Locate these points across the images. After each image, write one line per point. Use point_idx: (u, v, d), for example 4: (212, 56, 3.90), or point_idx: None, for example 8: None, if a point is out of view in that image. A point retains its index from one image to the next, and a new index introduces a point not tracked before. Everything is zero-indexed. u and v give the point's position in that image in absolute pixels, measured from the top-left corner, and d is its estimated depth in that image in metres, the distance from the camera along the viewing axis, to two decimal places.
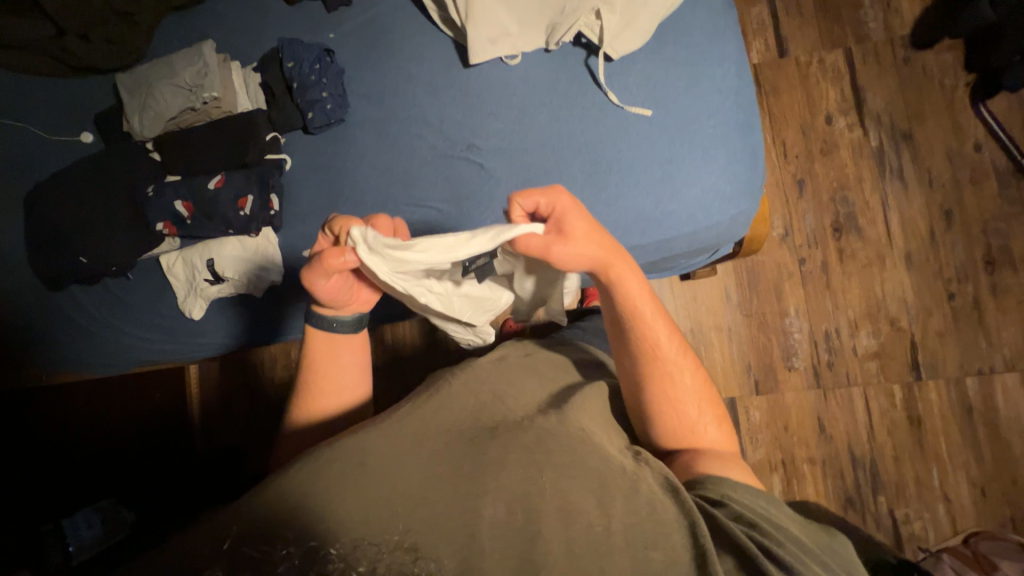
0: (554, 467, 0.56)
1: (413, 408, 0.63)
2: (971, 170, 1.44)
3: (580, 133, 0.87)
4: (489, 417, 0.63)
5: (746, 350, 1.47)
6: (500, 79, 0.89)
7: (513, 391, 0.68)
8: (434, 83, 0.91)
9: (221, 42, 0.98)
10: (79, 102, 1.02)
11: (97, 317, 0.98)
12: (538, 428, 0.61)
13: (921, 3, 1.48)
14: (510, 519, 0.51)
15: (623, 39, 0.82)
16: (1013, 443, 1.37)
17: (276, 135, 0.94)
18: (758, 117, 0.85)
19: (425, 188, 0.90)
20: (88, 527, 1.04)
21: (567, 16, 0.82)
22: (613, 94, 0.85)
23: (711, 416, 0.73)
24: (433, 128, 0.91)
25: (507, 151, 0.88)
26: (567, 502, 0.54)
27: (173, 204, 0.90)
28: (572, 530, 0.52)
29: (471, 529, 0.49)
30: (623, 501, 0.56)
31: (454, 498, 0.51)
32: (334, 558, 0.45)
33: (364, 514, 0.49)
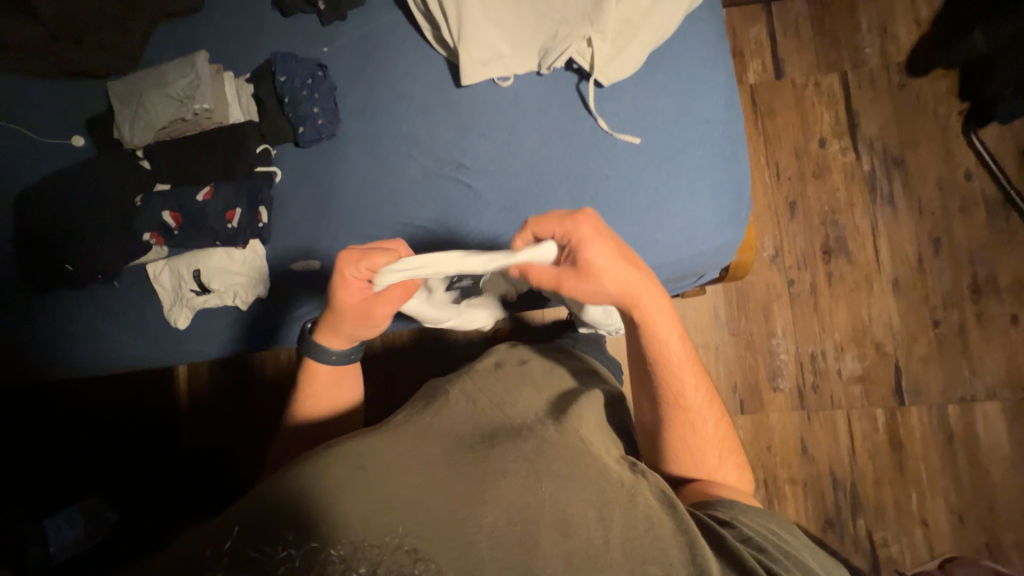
0: (553, 476, 0.56)
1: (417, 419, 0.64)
2: (961, 199, 1.45)
3: (569, 158, 0.87)
4: (490, 427, 0.64)
5: (732, 369, 1.48)
6: (491, 101, 0.90)
7: (514, 403, 0.69)
8: (426, 102, 0.92)
9: (216, 52, 0.98)
10: (70, 105, 1.00)
11: (80, 323, 0.97)
12: (536, 439, 0.61)
13: (917, 31, 1.49)
14: (509, 530, 0.51)
15: (614, 67, 0.83)
16: (992, 471, 1.39)
17: (267, 147, 0.94)
18: (745, 149, 0.86)
19: (413, 206, 0.91)
20: (70, 527, 0.97)
21: (559, 42, 0.82)
22: (602, 121, 0.86)
23: (733, 465, 0.74)
24: (424, 147, 0.91)
25: (495, 172, 0.89)
26: (565, 512, 0.54)
27: (162, 215, 0.91)
28: (570, 542, 0.52)
29: (470, 537, 0.49)
30: (621, 517, 0.56)
31: (454, 504, 0.52)
32: (334, 559, 0.45)
33: (364, 516, 0.48)
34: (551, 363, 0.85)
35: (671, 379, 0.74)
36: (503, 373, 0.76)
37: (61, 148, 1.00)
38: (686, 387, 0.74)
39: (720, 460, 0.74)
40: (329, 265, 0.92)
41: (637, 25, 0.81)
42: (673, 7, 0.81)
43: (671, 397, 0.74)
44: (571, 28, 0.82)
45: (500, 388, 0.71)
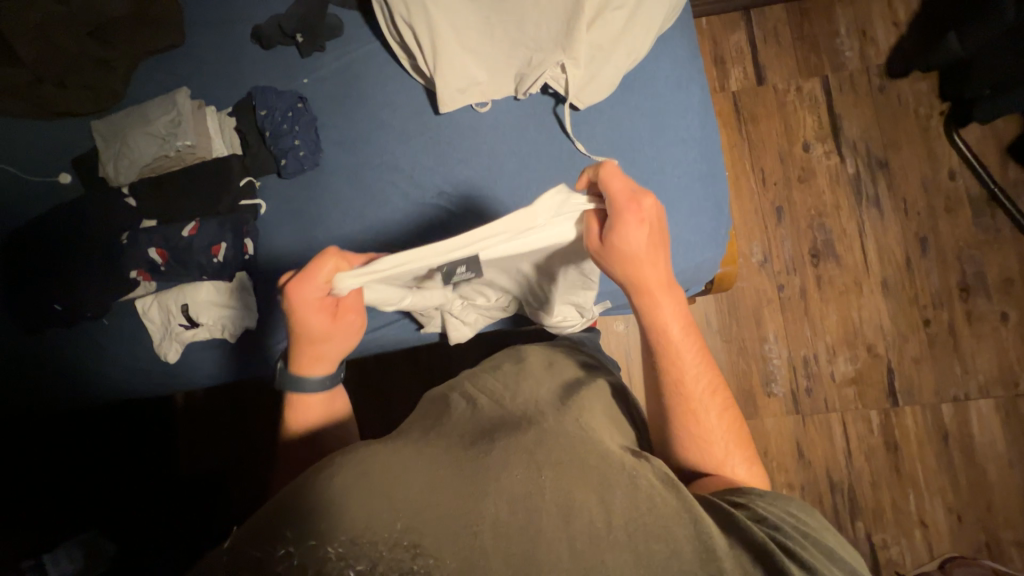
0: (554, 464, 0.53)
1: (421, 428, 0.62)
2: (946, 198, 1.46)
3: (549, 181, 0.88)
4: (490, 423, 0.61)
5: (726, 375, 1.48)
6: (469, 127, 0.91)
7: (517, 396, 0.67)
8: (406, 130, 0.93)
9: (199, 87, 0.99)
10: (55, 143, 1.02)
11: (72, 360, 0.98)
12: (536, 428, 0.59)
13: (896, 33, 1.50)
14: (512, 521, 0.47)
15: (589, 91, 0.84)
16: (988, 469, 1.39)
17: (251, 179, 0.95)
18: (723, 167, 0.87)
19: (396, 234, 0.92)
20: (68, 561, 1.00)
21: (534, 68, 0.83)
22: (580, 144, 0.87)
23: (740, 458, 0.70)
24: (405, 174, 0.92)
25: (476, 197, 0.90)
26: (567, 496, 0.50)
27: (148, 252, 0.91)
28: (574, 528, 0.48)
29: (472, 531, 0.46)
30: (625, 498, 0.51)
31: (455, 503, 0.48)
32: (334, 558, 0.43)
33: (365, 513, 0.46)
34: (551, 356, 0.84)
35: (670, 367, 0.71)
36: (505, 372, 0.75)
37: (50, 187, 1.01)
38: (684, 374, 0.71)
39: (727, 450, 0.69)
40: None
41: (610, 48, 0.80)
42: (647, 27, 0.80)
43: (674, 387, 0.71)
44: (544, 54, 0.82)
45: (504, 385, 0.70)
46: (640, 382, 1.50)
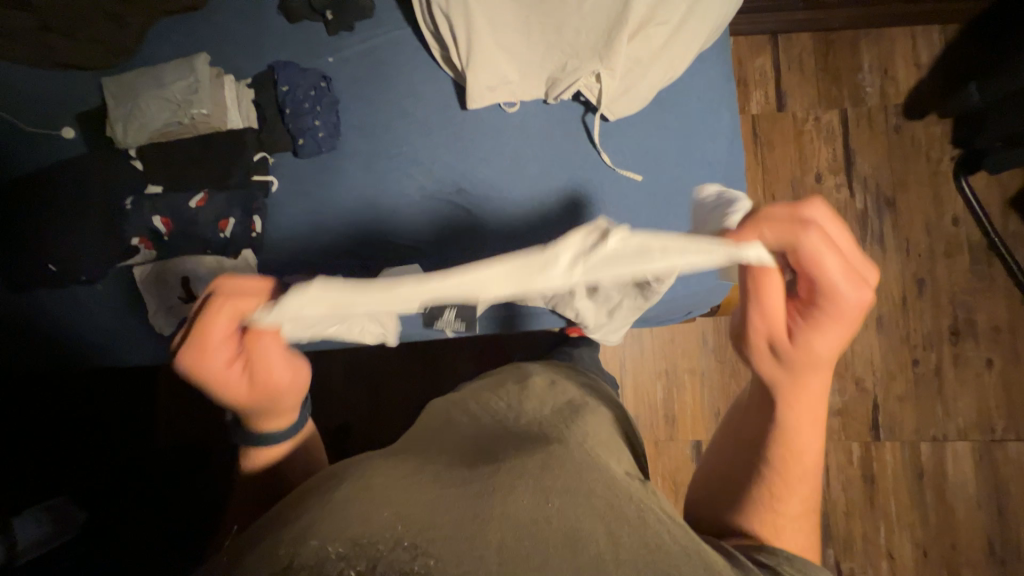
0: (563, 490, 0.52)
1: (433, 446, 0.63)
2: (946, 243, 1.49)
3: (570, 191, 0.87)
4: (501, 444, 0.61)
5: (716, 395, 1.50)
6: (495, 126, 0.89)
7: (525, 419, 0.68)
8: (430, 123, 0.91)
9: (217, 54, 0.96)
10: (60, 96, 0.98)
11: (59, 321, 0.94)
12: (545, 450, 0.58)
13: (916, 74, 1.52)
14: (518, 546, 0.46)
15: (621, 104, 0.83)
16: (957, 509, 1.43)
17: (264, 155, 0.92)
18: (745, 193, 0.86)
19: (410, 228, 0.90)
20: (36, 526, 0.98)
21: (568, 74, 0.82)
22: (606, 155, 0.86)
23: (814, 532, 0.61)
24: (424, 169, 0.90)
25: (496, 199, 0.89)
26: (574, 526, 0.49)
27: (151, 221, 0.89)
28: (580, 559, 0.46)
29: (478, 552, 0.44)
30: (632, 532, 0.50)
31: (460, 519, 0.47)
32: (335, 559, 0.43)
33: (367, 517, 0.46)
34: (559, 377, 0.86)
35: (773, 435, 0.61)
36: (512, 395, 0.76)
37: (52, 141, 0.97)
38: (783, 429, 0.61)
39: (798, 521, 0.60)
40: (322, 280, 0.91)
41: (648, 63, 0.79)
42: (688, 46, 0.79)
43: (775, 444, 0.60)
44: (580, 61, 0.80)
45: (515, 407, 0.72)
46: (631, 394, 1.51)
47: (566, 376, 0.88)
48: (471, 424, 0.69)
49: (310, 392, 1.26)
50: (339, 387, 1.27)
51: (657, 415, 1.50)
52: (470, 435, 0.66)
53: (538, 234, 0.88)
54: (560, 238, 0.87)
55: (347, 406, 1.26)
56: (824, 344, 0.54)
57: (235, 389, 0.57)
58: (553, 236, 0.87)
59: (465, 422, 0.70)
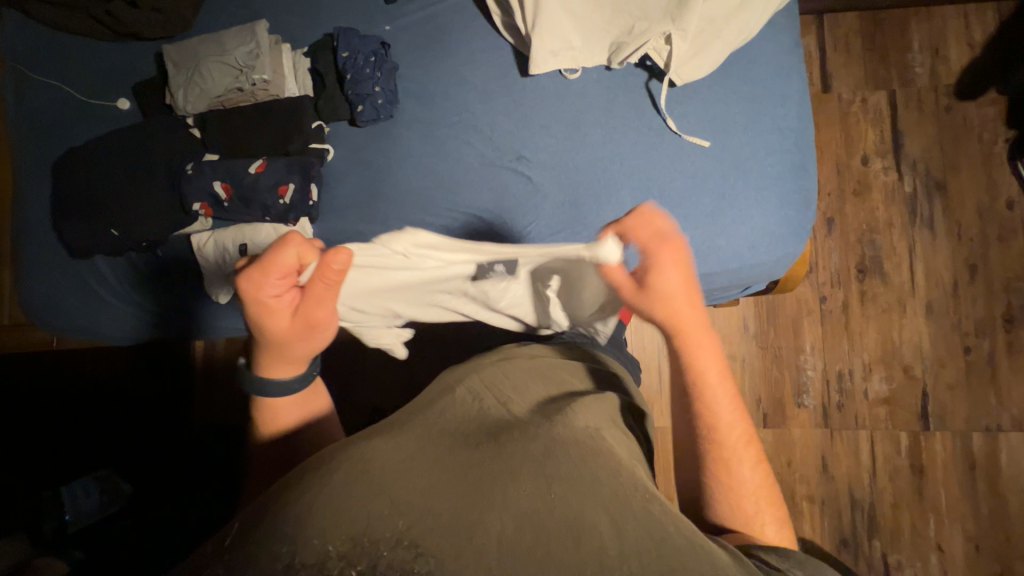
0: (566, 480, 0.50)
1: (427, 424, 0.58)
2: (1001, 228, 1.44)
3: (634, 159, 0.86)
4: (499, 430, 0.57)
5: (757, 382, 1.47)
6: (556, 94, 0.88)
7: (514, 403, 0.63)
8: (488, 90, 0.90)
9: (273, 23, 0.95)
10: (117, 67, 0.99)
11: (119, 289, 0.96)
12: (546, 437, 0.55)
13: (969, 54, 1.47)
14: (519, 539, 0.44)
15: (690, 67, 0.81)
16: (1011, 502, 1.38)
17: (321, 124, 0.91)
18: (814, 161, 0.84)
19: (467, 197, 0.89)
20: (85, 496, 1.01)
21: (636, 37, 0.80)
22: (671, 121, 0.84)
23: (770, 515, 0.62)
24: (478, 139, 0.90)
25: (555, 166, 0.87)
26: (578, 516, 0.47)
27: (212, 185, 0.87)
28: (585, 552, 0.44)
29: (478, 543, 0.43)
30: (638, 528, 0.47)
31: (462, 511, 0.45)
32: (332, 556, 0.41)
33: (364, 512, 0.44)
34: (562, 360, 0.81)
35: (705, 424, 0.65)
36: (506, 376, 0.69)
37: (109, 111, 0.98)
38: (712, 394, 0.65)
39: (759, 499, 0.62)
40: None
41: (722, 23, 0.78)
42: (763, 7, 0.78)
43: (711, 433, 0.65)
44: (649, 23, 0.79)
45: (515, 390, 0.66)
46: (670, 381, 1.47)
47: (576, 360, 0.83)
48: (464, 400, 0.63)
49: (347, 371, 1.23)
50: (375, 368, 1.24)
51: None
52: (464, 416, 0.60)
53: (600, 202, 0.86)
54: (623, 206, 0.85)
55: (384, 386, 1.23)
56: (672, 298, 0.66)
57: (281, 321, 0.61)
58: (615, 203, 0.86)
59: (460, 399, 0.63)
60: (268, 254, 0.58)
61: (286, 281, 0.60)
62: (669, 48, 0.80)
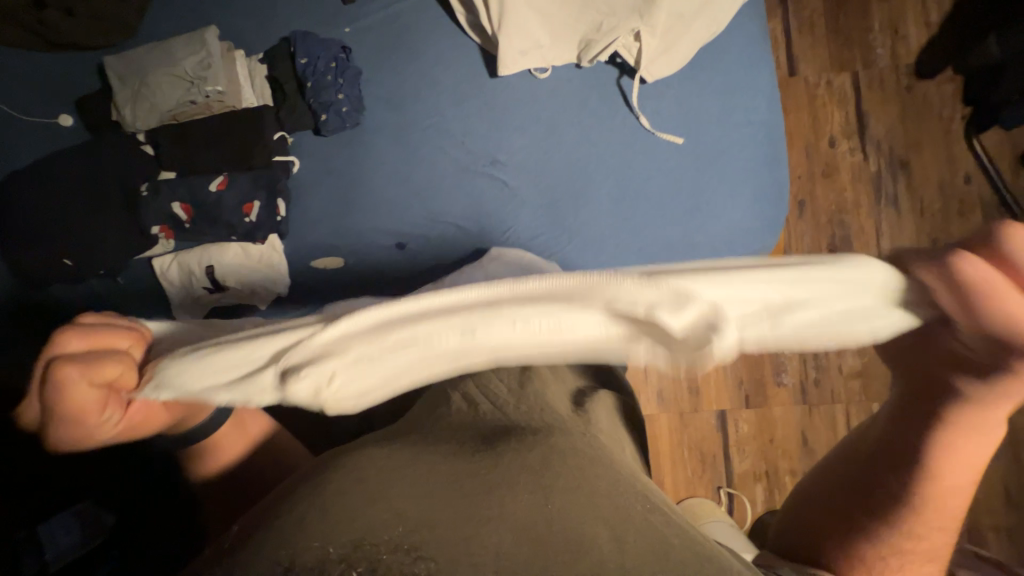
0: (565, 489, 0.47)
1: (426, 435, 0.56)
2: (960, 202, 1.50)
3: (610, 158, 0.85)
4: (496, 437, 0.54)
5: (739, 365, 1.51)
6: (528, 95, 0.86)
7: (523, 400, 0.61)
8: (459, 91, 0.87)
9: (223, 28, 0.90)
10: (55, 81, 0.92)
11: (76, 321, 0.88)
12: (543, 445, 0.52)
13: (927, 32, 1.51)
14: (518, 550, 0.41)
15: (659, 64, 0.81)
16: None
17: (284, 135, 0.87)
18: (786, 153, 0.86)
19: (444, 205, 0.87)
20: (66, 533, 0.79)
21: (604, 35, 0.78)
22: (645, 119, 0.84)
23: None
24: (452, 147, 0.87)
25: (532, 169, 0.86)
26: (577, 531, 0.44)
27: (172, 206, 0.83)
28: (584, 565, 0.41)
29: (475, 556, 0.40)
30: (640, 539, 0.45)
31: (458, 521, 0.43)
32: (333, 558, 0.38)
33: (361, 520, 0.42)
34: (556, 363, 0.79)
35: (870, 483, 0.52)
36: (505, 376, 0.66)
37: (52, 129, 0.91)
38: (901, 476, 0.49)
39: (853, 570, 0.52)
40: (355, 263, 0.88)
41: (692, 17, 0.77)
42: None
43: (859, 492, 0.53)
44: (617, 19, 0.77)
45: (510, 389, 0.63)
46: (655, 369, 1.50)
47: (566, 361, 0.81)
48: (462, 411, 0.61)
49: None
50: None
51: (681, 387, 1.50)
52: (464, 426, 0.58)
53: (578, 204, 0.85)
54: (601, 207, 0.85)
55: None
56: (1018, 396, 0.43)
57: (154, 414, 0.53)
58: (593, 204, 0.85)
59: (460, 410, 0.62)
60: (62, 362, 0.46)
61: (107, 390, 0.48)
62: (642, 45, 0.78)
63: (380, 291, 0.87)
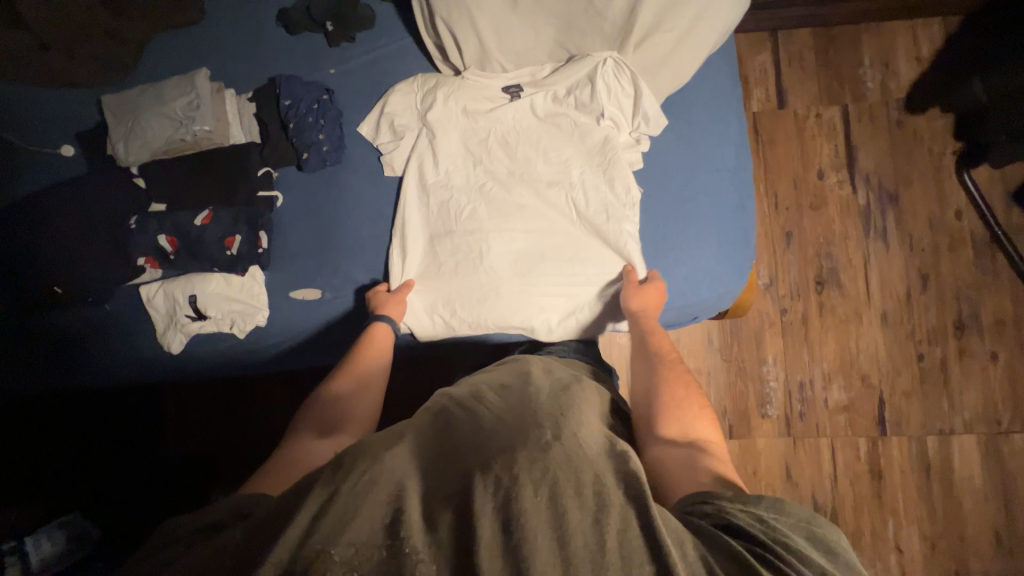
0: (551, 481, 0.50)
1: (424, 439, 0.61)
2: (950, 238, 1.49)
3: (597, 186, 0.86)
4: (489, 439, 0.58)
5: (723, 395, 1.50)
6: (529, 121, 0.89)
7: (517, 407, 0.65)
8: (472, 115, 0.90)
9: (217, 69, 0.96)
10: (58, 114, 0.97)
11: (64, 345, 0.93)
12: (532, 445, 0.54)
13: (917, 68, 1.51)
14: (506, 540, 0.46)
15: (624, 97, 0.86)
16: (965, 501, 1.44)
17: (269, 170, 0.91)
18: (753, 201, 0.89)
19: (440, 226, 0.90)
20: (50, 542, 1.02)
21: (581, 65, 0.86)
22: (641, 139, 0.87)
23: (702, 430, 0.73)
24: (516, 175, 0.89)
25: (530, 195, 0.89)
26: (563, 516, 0.48)
27: (157, 239, 0.87)
28: (568, 549, 0.46)
29: (469, 547, 0.46)
30: (619, 520, 0.49)
31: (451, 522, 0.49)
32: (336, 560, 0.45)
33: (369, 520, 0.48)
34: (550, 362, 0.84)
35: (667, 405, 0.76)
36: (502, 391, 0.71)
37: (51, 160, 0.96)
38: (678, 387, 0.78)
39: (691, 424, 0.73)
40: (329, 296, 0.91)
41: (655, 69, 0.85)
42: (695, 53, 0.84)
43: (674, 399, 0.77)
44: (592, 53, 0.86)
45: (499, 394, 0.70)
46: None
47: (562, 365, 0.83)
48: (461, 418, 0.65)
49: (216, 428, 1.35)
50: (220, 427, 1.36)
51: None
52: (459, 431, 0.62)
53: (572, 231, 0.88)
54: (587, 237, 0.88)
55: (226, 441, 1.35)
56: None
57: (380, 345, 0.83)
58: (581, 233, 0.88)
59: (453, 417, 0.66)
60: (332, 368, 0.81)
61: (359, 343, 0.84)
62: (635, 87, 0.85)
63: (356, 321, 0.92)
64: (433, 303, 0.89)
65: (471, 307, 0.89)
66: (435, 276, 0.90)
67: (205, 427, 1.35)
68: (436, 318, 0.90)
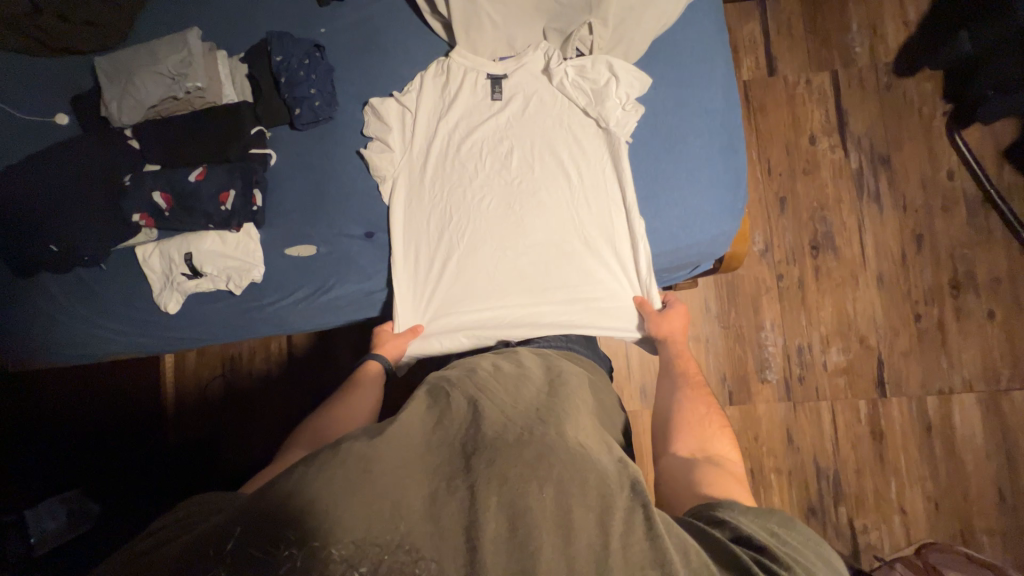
0: (557, 481, 0.50)
1: (420, 428, 0.57)
2: (943, 198, 1.50)
3: (591, 185, 0.90)
4: (492, 430, 0.55)
5: (722, 361, 1.50)
6: (522, 121, 0.93)
7: (521, 402, 0.63)
8: (470, 119, 0.94)
9: (210, 34, 0.97)
10: (49, 81, 0.97)
11: (67, 307, 0.94)
12: (538, 442, 0.54)
13: (904, 31, 1.53)
14: (509, 540, 0.46)
15: (604, 63, 0.89)
16: (966, 460, 1.43)
17: (262, 129, 0.92)
18: (741, 139, 0.90)
19: (443, 237, 0.92)
20: (52, 519, 1.03)
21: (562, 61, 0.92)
22: (630, 108, 0.88)
23: (724, 444, 0.70)
24: (514, 183, 0.92)
25: (528, 204, 0.91)
26: (568, 516, 0.48)
27: (151, 196, 0.87)
28: (571, 548, 0.47)
29: (472, 548, 0.46)
30: (622, 521, 0.48)
31: (453, 518, 0.47)
32: (336, 557, 0.44)
33: (369, 515, 0.46)
34: (546, 354, 0.81)
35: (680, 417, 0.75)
36: (499, 380, 0.68)
37: (45, 127, 0.96)
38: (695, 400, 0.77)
39: (707, 436, 0.71)
40: (325, 250, 0.92)
41: (640, 10, 0.88)
42: None
43: (687, 407, 0.76)
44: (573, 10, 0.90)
45: (499, 382, 0.67)
46: (638, 365, 1.48)
47: (569, 359, 0.82)
48: (461, 407, 0.60)
49: (211, 407, 1.29)
50: (223, 411, 1.30)
51: None
52: (460, 420, 0.58)
53: (574, 238, 0.90)
54: (590, 242, 0.90)
55: (229, 425, 1.29)
56: None
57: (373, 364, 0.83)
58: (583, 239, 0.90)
59: (452, 406, 0.60)
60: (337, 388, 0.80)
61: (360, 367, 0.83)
62: (607, 65, 0.89)
63: (352, 280, 0.92)
64: (440, 322, 0.90)
65: (482, 320, 0.90)
66: (442, 293, 0.91)
67: (206, 407, 1.29)
68: (443, 335, 0.90)
